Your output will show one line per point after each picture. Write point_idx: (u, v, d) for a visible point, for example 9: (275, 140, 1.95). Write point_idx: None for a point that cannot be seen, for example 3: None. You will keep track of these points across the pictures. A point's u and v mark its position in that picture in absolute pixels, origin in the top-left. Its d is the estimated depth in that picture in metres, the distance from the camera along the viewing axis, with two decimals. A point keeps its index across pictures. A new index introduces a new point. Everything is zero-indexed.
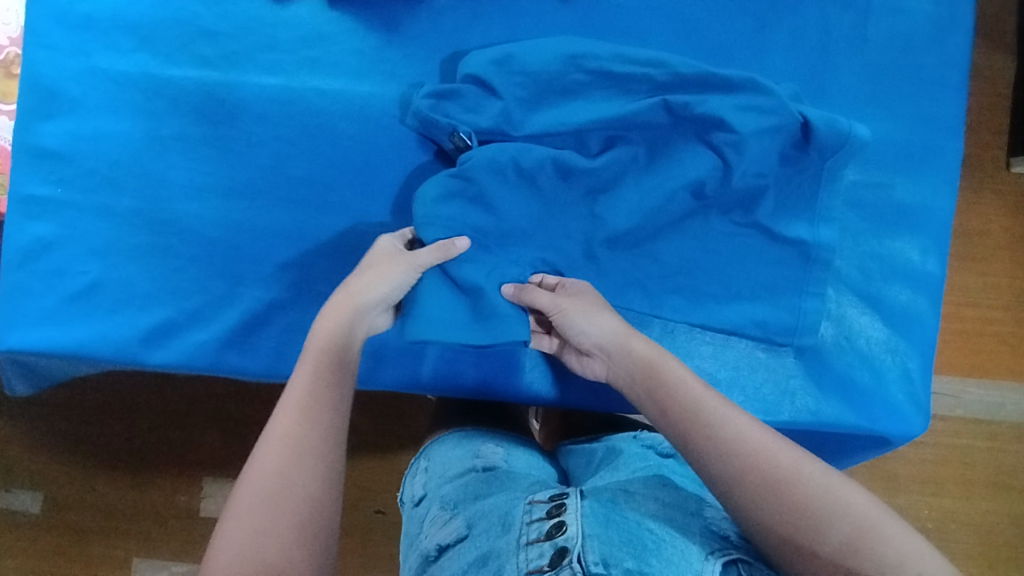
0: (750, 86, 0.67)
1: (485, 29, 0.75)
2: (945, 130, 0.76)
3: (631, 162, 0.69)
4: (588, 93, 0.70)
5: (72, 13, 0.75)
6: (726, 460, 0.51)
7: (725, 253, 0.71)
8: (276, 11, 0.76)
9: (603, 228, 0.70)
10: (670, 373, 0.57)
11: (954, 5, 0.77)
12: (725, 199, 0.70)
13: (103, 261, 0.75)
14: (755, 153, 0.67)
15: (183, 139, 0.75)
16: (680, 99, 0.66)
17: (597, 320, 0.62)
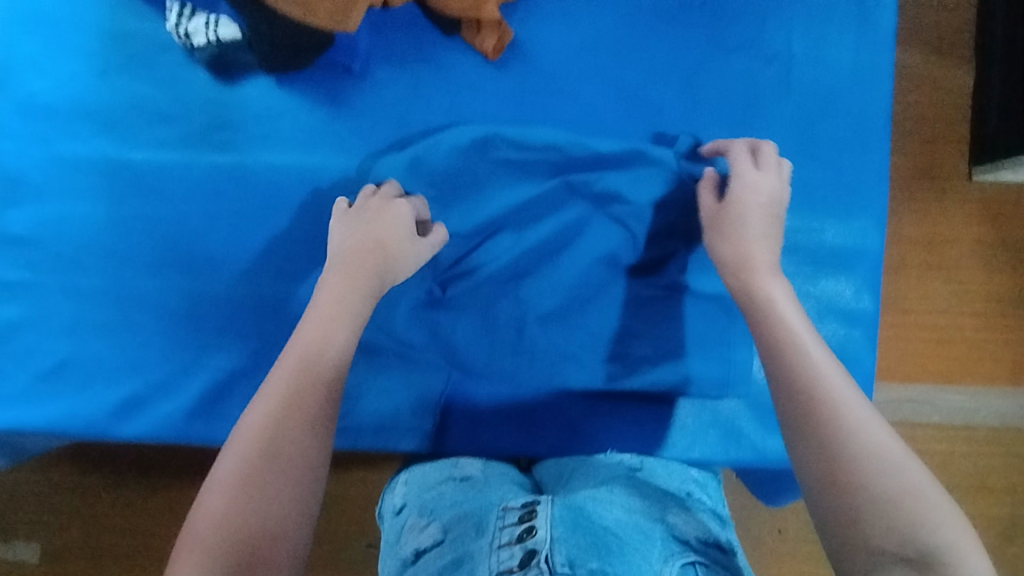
0: (637, 158, 0.77)
1: (426, 102, 0.79)
2: (873, 172, 0.79)
3: (543, 251, 0.78)
4: (496, 180, 0.78)
5: (33, 104, 0.79)
6: (791, 394, 0.58)
7: (653, 314, 0.78)
8: (227, 91, 0.79)
9: (532, 310, 0.78)
10: (773, 314, 0.65)
11: (879, 50, 0.79)
12: (642, 263, 0.78)
13: (72, 340, 0.78)
14: (652, 223, 0.78)
15: (143, 219, 0.79)
16: (584, 179, 0.77)
17: (743, 245, 0.70)
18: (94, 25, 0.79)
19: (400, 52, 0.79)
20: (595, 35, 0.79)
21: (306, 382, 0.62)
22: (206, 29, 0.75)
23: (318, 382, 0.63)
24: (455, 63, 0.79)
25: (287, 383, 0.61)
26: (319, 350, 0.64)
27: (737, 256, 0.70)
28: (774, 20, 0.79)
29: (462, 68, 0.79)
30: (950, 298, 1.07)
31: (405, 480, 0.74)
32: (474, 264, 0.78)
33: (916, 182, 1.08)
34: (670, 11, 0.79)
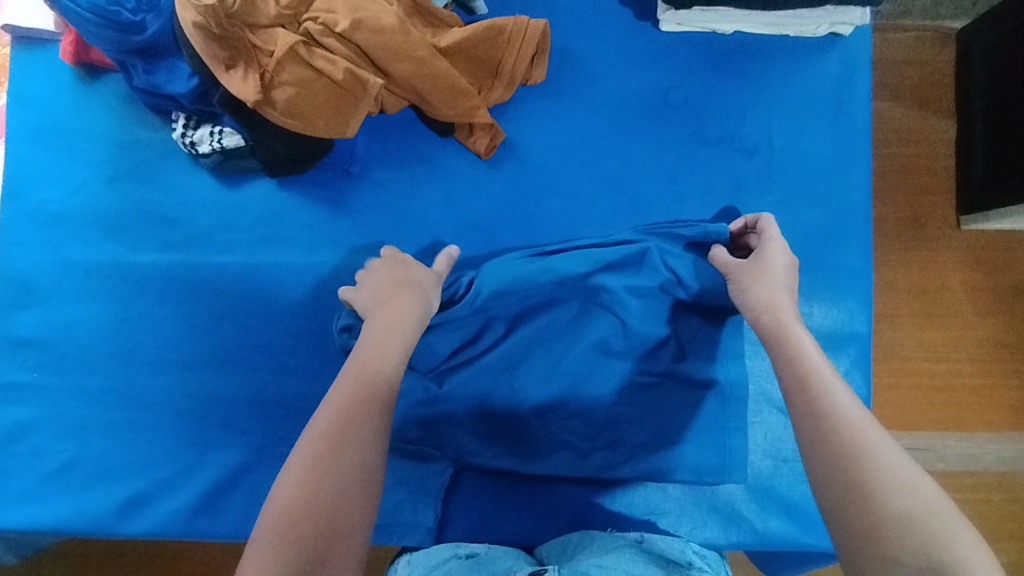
0: (626, 257, 0.78)
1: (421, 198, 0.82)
2: (855, 256, 0.81)
3: (535, 340, 0.79)
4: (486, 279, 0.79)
5: (44, 211, 0.82)
6: (807, 417, 0.57)
7: (650, 405, 0.78)
8: (231, 194, 0.82)
9: (526, 399, 0.78)
10: (794, 347, 0.63)
11: (855, 138, 0.82)
12: (635, 352, 0.78)
13: (78, 440, 0.80)
14: (638, 309, 0.78)
15: (149, 318, 0.81)
16: (572, 273, 0.77)
17: (764, 288, 0.69)
18: (102, 134, 0.82)
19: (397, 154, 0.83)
20: (582, 133, 0.83)
21: (366, 399, 0.61)
22: (210, 137, 0.78)
23: (378, 400, 0.62)
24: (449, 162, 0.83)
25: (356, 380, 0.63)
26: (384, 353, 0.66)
27: (762, 300, 0.68)
28: (752, 115, 0.82)
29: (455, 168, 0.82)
30: (947, 344, 1.05)
31: (408, 559, 0.72)
32: (462, 359, 0.79)
33: (901, 235, 1.06)
34: (653, 108, 0.83)
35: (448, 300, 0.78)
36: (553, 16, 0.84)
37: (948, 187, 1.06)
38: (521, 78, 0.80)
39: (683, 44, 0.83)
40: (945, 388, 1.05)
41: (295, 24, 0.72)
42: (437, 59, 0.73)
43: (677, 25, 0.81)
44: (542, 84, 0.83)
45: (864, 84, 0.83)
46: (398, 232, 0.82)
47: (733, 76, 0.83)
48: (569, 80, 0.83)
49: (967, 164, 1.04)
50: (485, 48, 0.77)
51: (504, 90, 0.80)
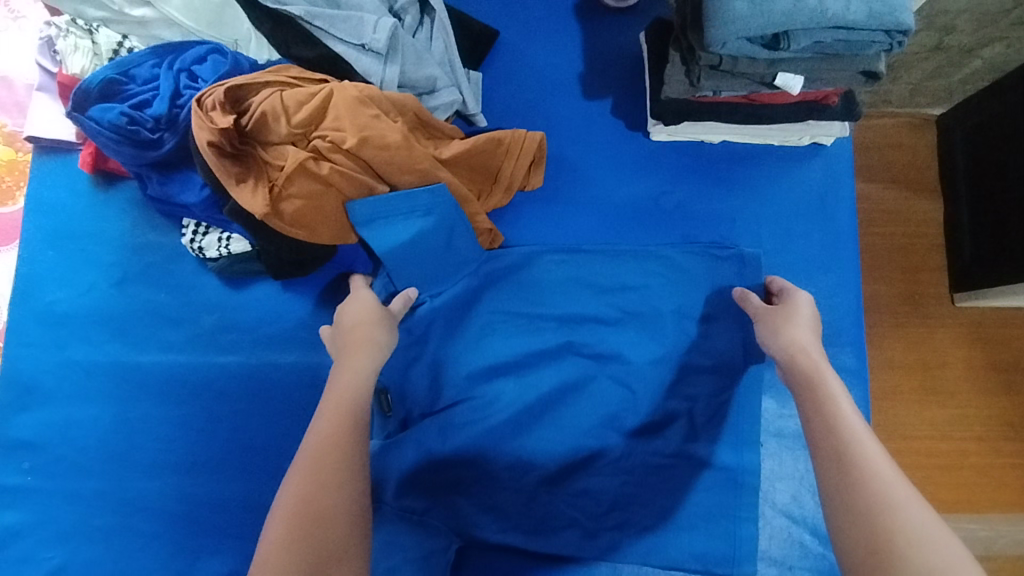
0: (634, 315, 0.82)
1: (421, 262, 0.81)
2: (849, 355, 0.83)
3: (545, 407, 0.80)
4: (503, 329, 0.82)
5: (51, 312, 0.83)
6: (834, 461, 0.56)
7: (659, 499, 0.77)
8: (236, 296, 0.84)
9: (535, 469, 0.78)
10: (824, 388, 0.62)
11: (842, 239, 0.85)
12: (632, 453, 0.79)
13: (67, 546, 0.78)
14: (650, 377, 0.80)
15: (147, 421, 0.81)
16: (582, 336, 0.82)
17: (789, 331, 0.69)
18: (114, 238, 0.85)
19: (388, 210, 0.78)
20: (578, 234, 0.86)
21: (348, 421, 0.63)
22: (218, 243, 0.81)
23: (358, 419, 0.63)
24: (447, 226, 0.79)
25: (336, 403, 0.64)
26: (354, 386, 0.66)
27: (788, 343, 0.68)
28: (741, 219, 0.85)
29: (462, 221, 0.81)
30: (951, 423, 1.05)
31: None
32: (472, 414, 0.79)
33: (900, 306, 1.07)
34: (646, 212, 0.86)
35: (466, 352, 0.81)
36: (549, 126, 0.88)
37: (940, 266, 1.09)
38: (519, 184, 0.84)
39: (672, 151, 0.87)
40: (952, 471, 1.04)
41: (305, 141, 0.75)
42: (438, 170, 0.78)
43: (668, 135, 0.85)
44: (540, 190, 0.87)
45: (848, 187, 0.86)
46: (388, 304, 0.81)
47: (722, 182, 0.86)
48: (565, 185, 0.87)
49: (954, 245, 1.07)
50: (485, 158, 0.81)
51: (502, 196, 0.84)
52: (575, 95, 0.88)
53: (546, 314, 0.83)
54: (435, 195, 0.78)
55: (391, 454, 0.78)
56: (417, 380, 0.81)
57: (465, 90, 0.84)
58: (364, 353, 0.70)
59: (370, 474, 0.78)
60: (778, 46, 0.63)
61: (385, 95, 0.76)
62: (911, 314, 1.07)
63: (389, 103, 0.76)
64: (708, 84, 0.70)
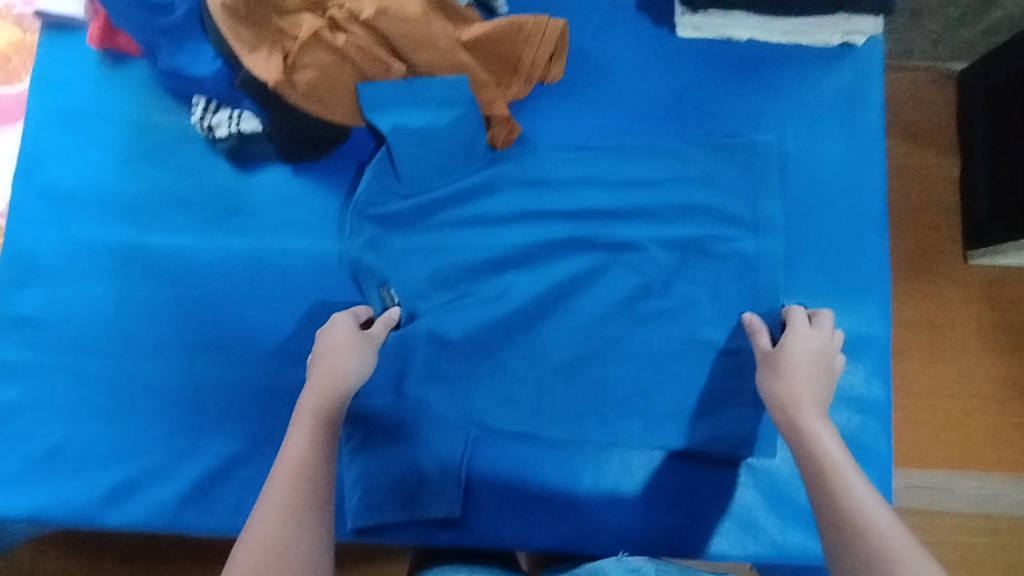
0: (652, 208, 0.80)
1: (422, 155, 0.78)
2: (869, 259, 0.81)
3: (557, 294, 0.79)
4: (513, 225, 0.80)
5: (55, 190, 0.81)
6: (831, 515, 0.56)
7: (676, 383, 0.77)
8: (244, 179, 0.82)
9: (549, 357, 0.78)
10: (819, 451, 0.62)
11: (867, 148, 0.83)
12: (639, 345, 0.78)
13: (69, 423, 0.77)
14: (667, 264, 0.79)
15: (150, 302, 0.79)
16: (596, 223, 0.80)
17: (793, 379, 0.68)
18: (121, 118, 0.83)
19: (394, 98, 0.76)
20: (598, 130, 0.83)
21: (307, 473, 0.61)
22: (229, 122, 0.78)
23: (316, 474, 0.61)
24: (460, 120, 0.76)
25: (299, 457, 0.62)
26: (319, 439, 0.64)
27: (778, 391, 0.68)
28: (766, 118, 0.83)
29: (475, 115, 0.77)
30: (957, 379, 1.04)
31: None
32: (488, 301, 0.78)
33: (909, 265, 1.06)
34: (668, 109, 0.83)
35: (482, 243, 0.80)
36: (571, 19, 0.85)
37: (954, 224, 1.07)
38: (539, 76, 0.81)
39: (698, 49, 0.84)
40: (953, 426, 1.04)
41: (320, 11, 0.72)
42: (456, 51, 0.75)
43: (694, 31, 0.82)
44: (559, 83, 0.84)
45: (877, 92, 0.83)
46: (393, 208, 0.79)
47: (748, 82, 0.83)
48: (587, 79, 0.84)
49: (971, 198, 1.05)
50: (505, 43, 0.77)
51: (522, 86, 0.80)
52: None
53: (561, 211, 0.80)
54: (451, 85, 0.76)
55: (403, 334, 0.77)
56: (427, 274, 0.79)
57: None
58: (318, 393, 0.66)
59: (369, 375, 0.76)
60: None
61: None
62: (923, 274, 1.06)
63: None
64: None
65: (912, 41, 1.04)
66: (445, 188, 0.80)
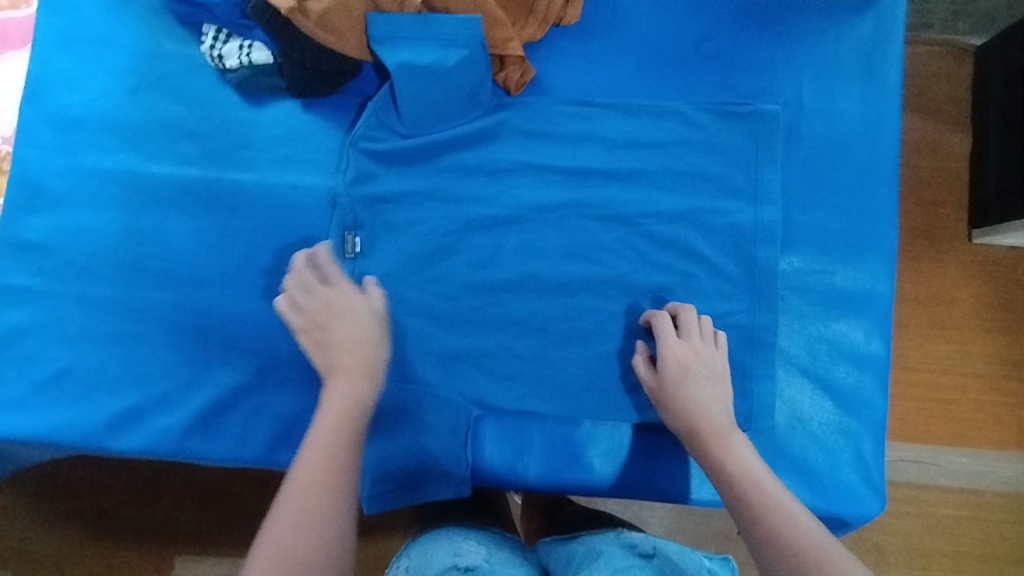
0: (659, 164, 0.81)
1: (430, 93, 0.77)
2: (876, 218, 0.81)
3: (564, 243, 0.79)
4: (520, 174, 0.81)
5: (62, 116, 0.80)
6: (729, 487, 0.64)
7: None
8: (253, 112, 0.81)
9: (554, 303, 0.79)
10: (714, 431, 0.68)
11: (882, 107, 0.82)
12: (638, 291, 0.79)
13: (74, 349, 0.77)
14: (671, 215, 0.80)
15: (159, 232, 0.79)
16: (603, 172, 0.81)
17: (696, 409, 0.69)
18: (130, 44, 0.81)
19: (406, 32, 0.75)
20: (611, 78, 0.82)
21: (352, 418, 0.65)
22: (239, 51, 0.77)
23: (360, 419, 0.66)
24: (469, 60, 0.75)
25: (344, 398, 0.66)
26: (362, 387, 0.67)
27: (675, 383, 0.71)
28: (783, 71, 0.82)
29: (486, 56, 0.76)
30: (951, 356, 1.07)
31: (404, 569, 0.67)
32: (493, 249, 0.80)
33: (915, 244, 1.09)
34: (684, 58, 0.82)
35: (492, 188, 0.80)
36: None
37: (962, 202, 1.09)
38: (555, 18, 0.80)
39: None
40: (946, 404, 1.07)
41: None
42: None
43: None
44: (576, 26, 0.82)
45: (897, 51, 0.83)
46: (402, 147, 0.79)
47: (767, 31, 0.82)
48: (604, 24, 0.82)
49: (979, 180, 1.07)
50: None
51: (537, 28, 0.80)
52: None
53: (570, 161, 0.81)
54: (461, 23, 0.74)
55: (408, 272, 0.78)
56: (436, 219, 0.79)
57: None
58: (350, 349, 0.69)
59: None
60: None
61: None
62: (929, 247, 1.08)
63: None
64: None
65: (930, 12, 1.07)
66: (446, 131, 0.80)
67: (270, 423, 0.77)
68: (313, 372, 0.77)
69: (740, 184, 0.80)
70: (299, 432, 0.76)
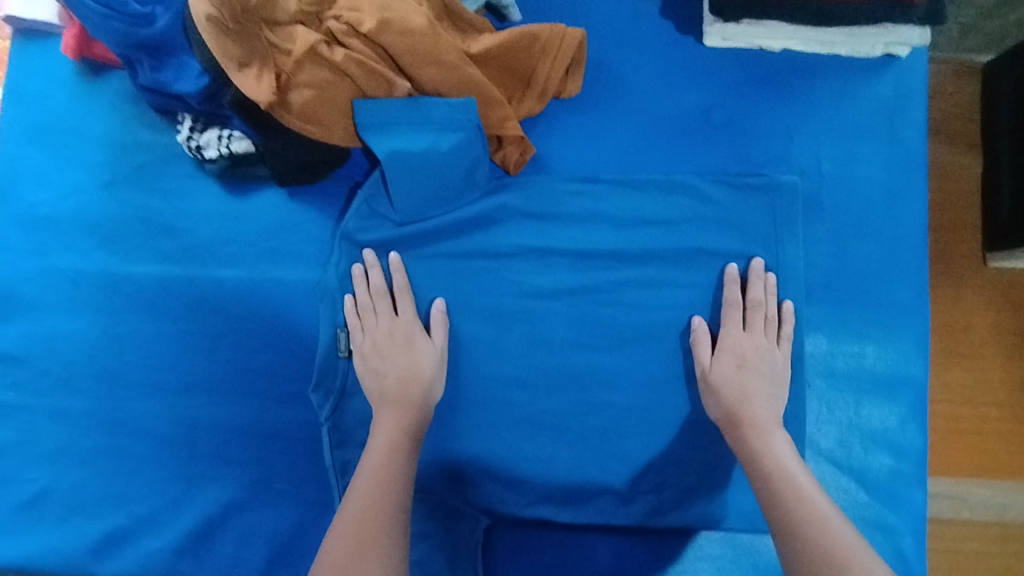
0: (674, 239, 0.74)
1: (423, 182, 0.72)
2: (908, 291, 0.75)
3: (574, 332, 0.74)
4: (524, 259, 0.75)
5: (33, 215, 0.75)
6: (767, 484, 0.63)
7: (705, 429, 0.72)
8: (237, 204, 0.75)
9: (566, 397, 0.73)
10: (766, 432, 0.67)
11: (909, 169, 0.76)
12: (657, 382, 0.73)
13: (53, 468, 0.72)
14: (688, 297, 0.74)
15: (139, 337, 0.73)
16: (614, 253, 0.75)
17: (743, 402, 0.68)
18: (102, 134, 0.76)
19: (395, 117, 0.69)
20: (616, 151, 0.77)
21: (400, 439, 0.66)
22: (218, 142, 0.72)
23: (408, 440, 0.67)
24: (463, 145, 0.70)
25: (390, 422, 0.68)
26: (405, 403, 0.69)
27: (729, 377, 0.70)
28: (800, 137, 0.76)
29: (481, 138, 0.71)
30: None
31: None
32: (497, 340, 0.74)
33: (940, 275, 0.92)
34: (693, 127, 0.77)
35: (494, 275, 0.75)
36: (589, 27, 0.78)
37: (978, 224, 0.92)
38: (554, 90, 0.75)
39: (728, 60, 0.77)
40: None
41: (316, 23, 0.67)
42: (467, 66, 0.69)
43: (722, 40, 0.75)
44: (577, 97, 0.77)
45: (920, 108, 0.77)
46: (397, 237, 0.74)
47: (781, 96, 0.77)
48: (605, 93, 0.77)
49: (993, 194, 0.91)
50: (519, 57, 0.72)
51: (536, 101, 0.75)
52: None
53: (578, 242, 0.75)
54: (454, 108, 0.69)
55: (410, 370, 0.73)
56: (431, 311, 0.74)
57: None
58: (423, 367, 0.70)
59: (366, 423, 0.72)
60: None
61: None
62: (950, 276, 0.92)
63: None
64: None
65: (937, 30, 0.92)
66: (439, 218, 0.74)
67: (264, 541, 0.71)
68: (310, 485, 0.72)
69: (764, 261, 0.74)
70: (297, 551, 0.71)
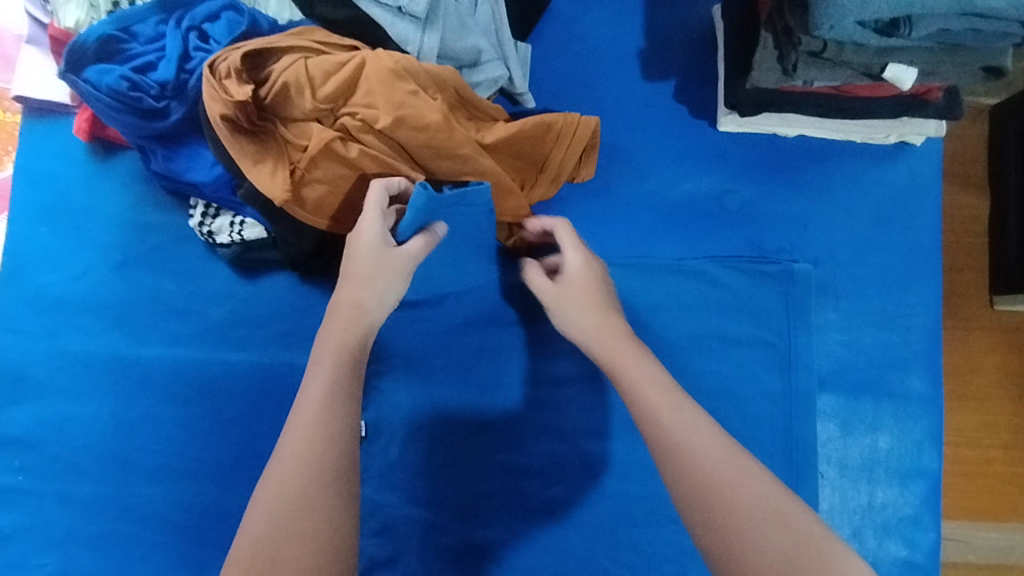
0: (690, 323, 0.72)
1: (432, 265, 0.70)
2: (920, 378, 0.75)
3: (586, 413, 0.71)
4: (536, 343, 0.73)
5: (44, 297, 0.75)
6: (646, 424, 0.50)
7: None
8: (249, 287, 0.76)
9: (578, 487, 0.70)
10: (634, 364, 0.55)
11: (922, 256, 0.76)
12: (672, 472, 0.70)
13: (62, 555, 0.72)
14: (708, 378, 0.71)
15: (149, 420, 0.73)
16: None
17: (606, 339, 0.59)
18: (115, 216, 0.76)
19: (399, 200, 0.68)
20: (629, 234, 0.77)
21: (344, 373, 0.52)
22: (230, 228, 0.72)
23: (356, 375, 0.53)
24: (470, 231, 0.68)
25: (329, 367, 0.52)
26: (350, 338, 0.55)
27: (578, 310, 0.62)
28: (814, 224, 0.76)
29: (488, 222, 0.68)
30: None
31: None
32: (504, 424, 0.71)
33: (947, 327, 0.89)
34: (707, 212, 0.77)
35: (503, 359, 0.73)
36: (603, 111, 0.78)
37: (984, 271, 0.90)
38: (568, 175, 0.74)
39: (741, 145, 0.77)
40: None
41: (331, 118, 0.65)
42: (482, 156, 0.67)
43: (737, 125, 0.76)
44: (590, 182, 0.77)
45: (934, 195, 0.77)
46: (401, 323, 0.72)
47: (794, 181, 0.77)
48: (618, 177, 0.77)
49: (1000, 245, 0.88)
50: (533, 144, 0.70)
51: (548, 186, 0.73)
52: (633, 75, 0.78)
53: None
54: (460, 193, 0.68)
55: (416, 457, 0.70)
56: (443, 399, 0.71)
57: (512, 65, 0.73)
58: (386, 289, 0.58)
59: (377, 512, 0.69)
60: (896, 32, 0.53)
61: (424, 67, 0.65)
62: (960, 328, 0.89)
63: (427, 77, 0.65)
64: (805, 73, 0.60)
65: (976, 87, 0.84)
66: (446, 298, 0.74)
67: None
68: None
69: (779, 345, 0.72)
70: None
